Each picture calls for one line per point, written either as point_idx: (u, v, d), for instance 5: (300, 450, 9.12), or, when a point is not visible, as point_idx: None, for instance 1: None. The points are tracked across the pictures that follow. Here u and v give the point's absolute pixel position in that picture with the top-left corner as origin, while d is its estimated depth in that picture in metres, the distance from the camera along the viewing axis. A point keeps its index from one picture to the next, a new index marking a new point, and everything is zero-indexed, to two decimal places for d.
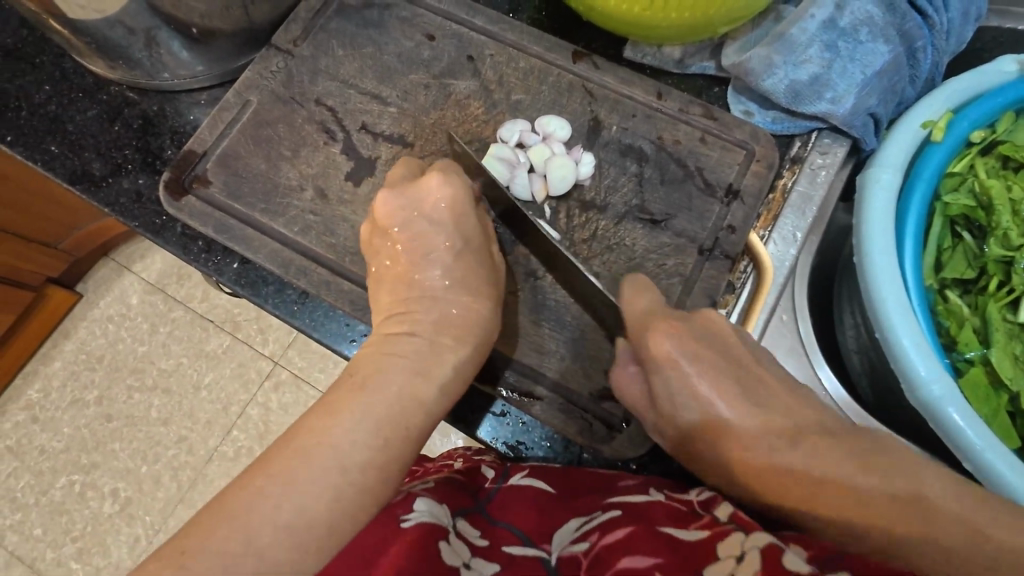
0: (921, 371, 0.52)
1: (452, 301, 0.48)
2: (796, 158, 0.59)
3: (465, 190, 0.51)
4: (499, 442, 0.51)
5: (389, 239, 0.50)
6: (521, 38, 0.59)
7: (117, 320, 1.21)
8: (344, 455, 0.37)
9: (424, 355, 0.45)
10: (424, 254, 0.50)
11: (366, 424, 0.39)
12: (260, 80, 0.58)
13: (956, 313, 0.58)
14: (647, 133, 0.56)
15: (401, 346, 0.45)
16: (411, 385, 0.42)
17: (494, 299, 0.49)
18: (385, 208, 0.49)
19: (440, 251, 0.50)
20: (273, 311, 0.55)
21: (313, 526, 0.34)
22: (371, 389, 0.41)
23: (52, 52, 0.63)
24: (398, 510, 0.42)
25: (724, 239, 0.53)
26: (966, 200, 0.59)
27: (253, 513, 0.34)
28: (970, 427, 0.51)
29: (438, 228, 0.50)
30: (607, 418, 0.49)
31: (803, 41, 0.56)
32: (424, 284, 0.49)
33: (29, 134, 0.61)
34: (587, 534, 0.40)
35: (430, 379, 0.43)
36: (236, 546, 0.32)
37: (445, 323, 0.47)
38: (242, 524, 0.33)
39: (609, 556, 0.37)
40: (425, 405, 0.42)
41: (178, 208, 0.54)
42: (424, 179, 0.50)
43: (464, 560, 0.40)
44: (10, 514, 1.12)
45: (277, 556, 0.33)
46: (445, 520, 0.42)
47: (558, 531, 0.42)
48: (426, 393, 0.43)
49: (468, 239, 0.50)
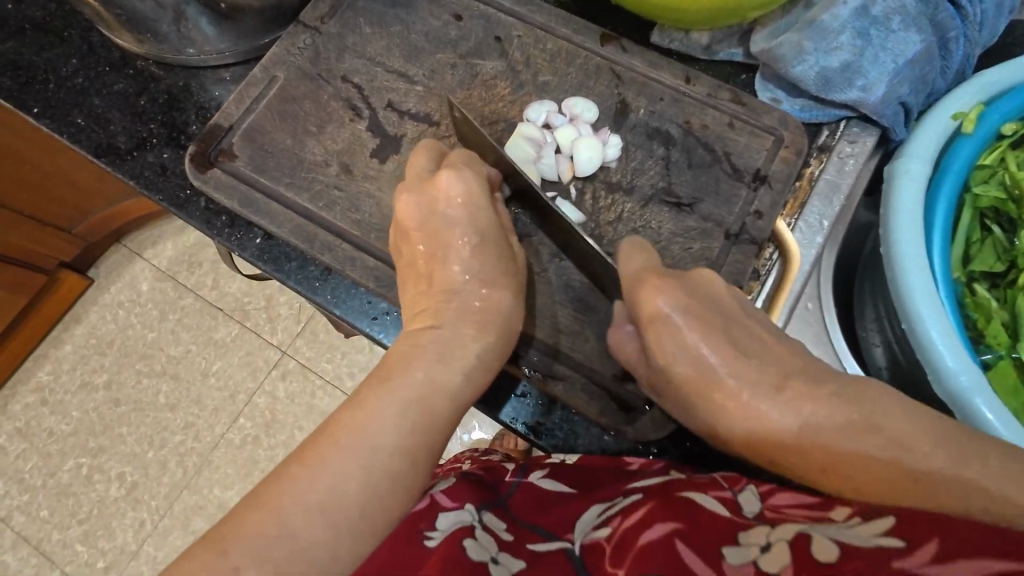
0: (948, 361, 0.51)
1: (471, 284, 0.46)
2: (824, 147, 0.59)
3: (481, 183, 0.49)
4: (519, 423, 0.51)
5: (409, 239, 0.48)
6: (549, 20, 0.59)
7: (128, 305, 1.21)
8: (373, 436, 0.36)
9: (443, 342, 0.43)
10: (444, 246, 0.47)
11: (395, 405, 0.38)
12: (287, 57, 0.58)
13: (984, 306, 0.57)
14: (675, 117, 0.55)
15: (423, 337, 0.44)
16: (433, 368, 0.41)
17: (516, 289, 0.47)
18: (405, 210, 0.48)
19: (455, 245, 0.47)
20: (295, 287, 0.55)
21: (344, 506, 0.34)
22: (397, 373, 0.41)
23: (80, 26, 0.64)
24: (421, 523, 0.42)
25: (751, 224, 0.52)
26: (996, 192, 0.58)
27: (287, 498, 0.33)
28: (999, 420, 0.50)
29: (455, 224, 0.47)
30: (630, 400, 0.49)
31: (835, 28, 0.55)
32: (445, 278, 0.47)
33: (56, 107, 0.62)
34: (608, 519, 0.39)
35: (451, 364, 0.42)
36: (271, 528, 0.32)
37: (464, 311, 0.45)
38: (277, 509, 0.33)
39: (629, 536, 0.36)
40: (451, 386, 0.41)
41: (204, 181, 0.54)
42: (438, 177, 0.48)
43: (492, 556, 0.39)
44: (18, 495, 1.12)
45: (311, 536, 0.33)
46: (470, 520, 0.42)
47: (580, 521, 0.41)
48: (445, 377, 0.41)
49: (484, 233, 0.48)
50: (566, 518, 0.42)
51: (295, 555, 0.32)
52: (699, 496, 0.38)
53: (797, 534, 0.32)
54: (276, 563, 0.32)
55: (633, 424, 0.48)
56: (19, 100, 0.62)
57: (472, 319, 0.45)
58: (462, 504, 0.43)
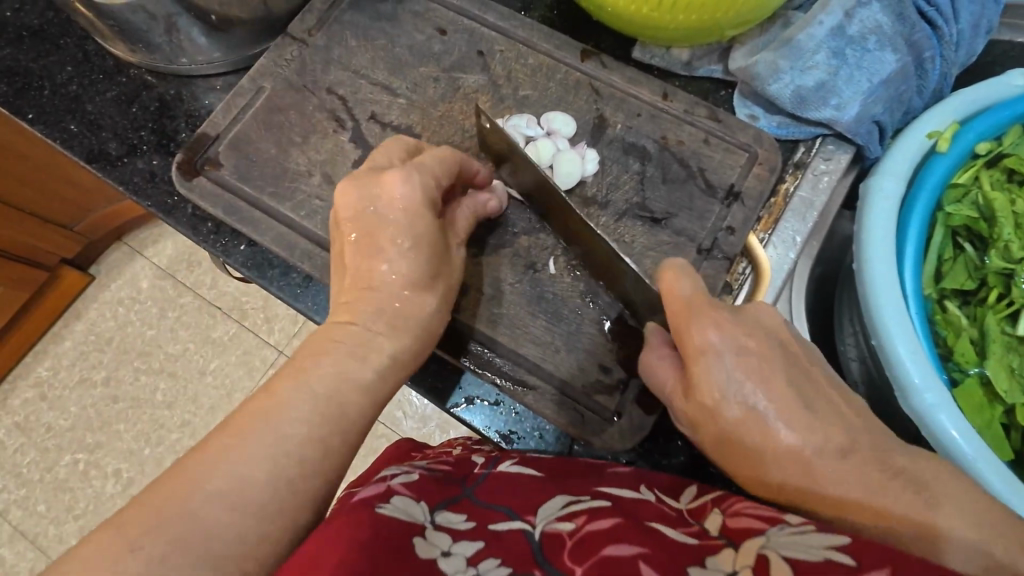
0: (915, 380, 0.52)
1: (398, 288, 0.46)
2: (799, 163, 0.60)
3: (426, 191, 0.47)
4: (492, 431, 0.52)
5: (342, 231, 0.48)
6: (531, 35, 0.60)
7: (127, 303, 1.23)
8: (278, 429, 0.38)
9: (339, 401, 0.40)
10: (366, 246, 0.47)
11: (261, 441, 0.37)
12: (275, 68, 0.60)
13: (954, 323, 0.58)
14: (651, 133, 0.56)
15: (339, 332, 0.44)
16: (339, 371, 0.42)
17: (413, 337, 0.45)
18: (344, 202, 0.48)
19: (382, 241, 0.46)
20: (277, 293, 0.56)
21: (245, 491, 0.35)
22: (312, 364, 0.42)
23: (75, 34, 0.65)
24: (372, 501, 0.39)
25: (723, 240, 0.53)
26: (968, 211, 0.59)
27: (208, 477, 0.35)
28: (962, 437, 0.50)
29: (387, 224, 0.47)
30: (600, 411, 0.50)
31: (811, 47, 0.56)
32: (353, 266, 0.47)
33: (50, 113, 0.63)
34: (572, 515, 0.38)
35: (362, 361, 0.43)
36: (172, 509, 0.33)
37: (381, 311, 0.45)
38: (200, 484, 0.35)
39: (594, 535, 0.35)
40: (365, 383, 0.42)
41: (189, 188, 0.56)
42: (383, 175, 0.47)
43: (442, 550, 0.36)
44: (16, 489, 1.14)
45: (211, 517, 0.34)
46: (421, 518, 0.39)
47: (545, 504, 0.40)
48: (361, 375, 0.42)
49: (418, 239, 0.47)
50: (528, 505, 0.40)
51: (195, 535, 0.33)
52: (669, 530, 0.37)
53: (757, 555, 0.32)
54: (172, 542, 0.32)
55: (601, 436, 0.49)
56: (15, 106, 0.63)
57: (415, 321, 0.46)
58: (417, 498, 0.41)
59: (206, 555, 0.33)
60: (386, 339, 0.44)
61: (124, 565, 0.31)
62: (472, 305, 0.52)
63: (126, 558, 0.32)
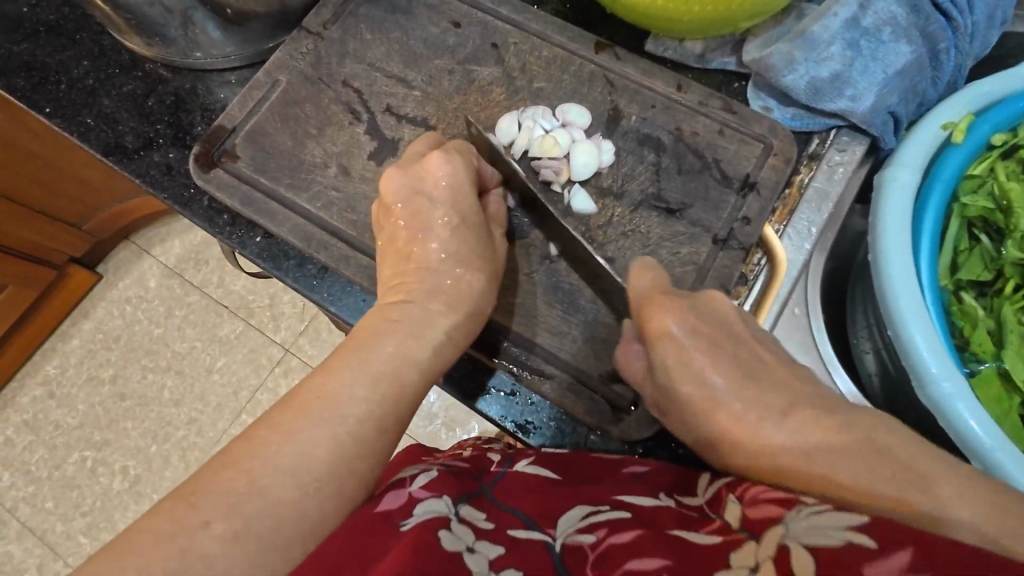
0: (933, 370, 0.52)
1: (448, 266, 0.48)
2: (814, 155, 0.60)
3: (467, 170, 0.50)
4: (508, 421, 0.52)
5: (390, 214, 0.50)
6: (545, 28, 0.60)
7: (135, 301, 1.23)
8: (339, 405, 0.38)
9: (401, 374, 0.41)
10: (418, 229, 0.49)
11: (326, 420, 0.37)
12: (290, 61, 0.60)
13: (969, 314, 0.57)
14: (666, 124, 0.56)
15: (397, 312, 0.45)
16: (397, 347, 0.43)
17: (465, 316, 0.47)
18: (389, 186, 0.50)
19: (437, 225, 0.49)
20: (292, 284, 0.56)
21: (312, 468, 0.36)
22: (370, 346, 0.42)
23: (91, 29, 0.66)
24: (394, 516, 0.39)
25: (739, 230, 0.53)
26: (984, 202, 0.58)
27: (258, 456, 0.35)
28: (981, 428, 0.50)
29: (436, 205, 0.49)
30: (616, 400, 0.49)
31: (825, 38, 0.57)
32: (406, 249, 0.49)
33: (66, 107, 0.64)
34: (594, 527, 0.37)
35: (422, 340, 0.44)
36: (241, 485, 0.34)
37: (436, 288, 0.47)
38: (247, 465, 0.35)
39: (616, 553, 0.34)
40: (420, 366, 0.43)
41: (206, 180, 0.56)
42: (426, 158, 0.50)
43: (467, 545, 0.37)
44: (24, 486, 1.15)
45: (278, 494, 0.34)
46: (446, 512, 0.40)
47: (562, 516, 0.39)
48: (416, 353, 0.43)
49: (464, 217, 0.49)
50: (548, 514, 0.40)
51: (264, 511, 0.33)
52: (692, 533, 0.36)
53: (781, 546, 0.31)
54: (243, 519, 0.33)
55: (618, 427, 0.49)
56: (32, 100, 0.64)
57: (467, 301, 0.47)
58: (439, 494, 0.41)
59: (277, 530, 0.33)
60: (443, 316, 0.46)
61: (198, 539, 0.32)
62: None
63: (196, 533, 0.32)
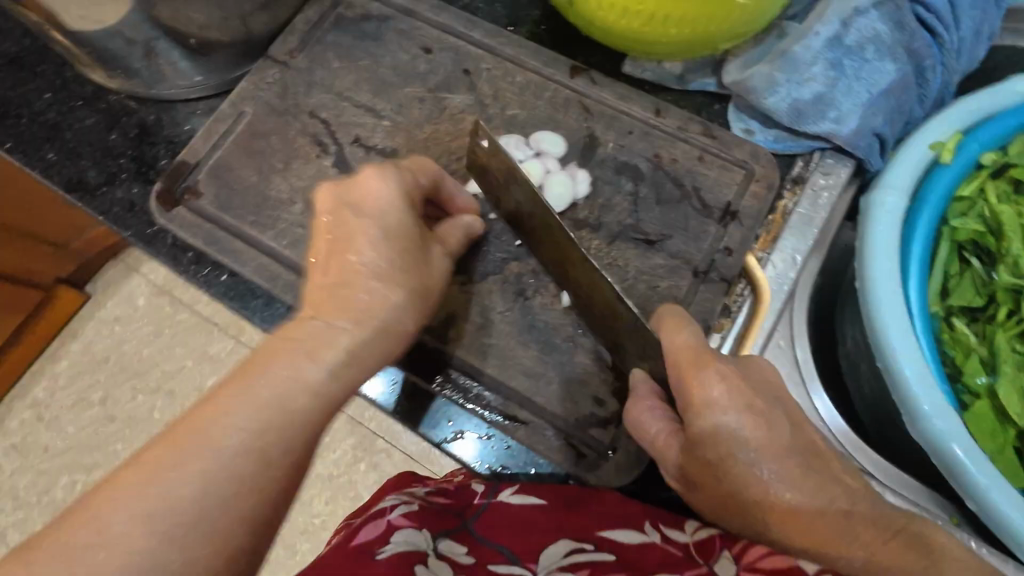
0: (923, 404, 0.49)
1: (365, 281, 0.41)
2: (798, 178, 0.58)
3: (404, 186, 0.45)
4: (484, 466, 0.48)
5: (318, 232, 0.45)
6: (519, 52, 0.59)
7: (123, 321, 1.21)
8: (216, 439, 0.34)
9: (274, 404, 0.36)
10: (339, 243, 0.43)
11: (198, 457, 0.33)
12: (256, 92, 0.58)
13: (961, 343, 0.54)
14: (644, 151, 0.55)
15: (298, 331, 0.39)
16: (292, 365, 0.37)
17: (375, 332, 0.41)
18: (321, 200, 0.45)
19: (356, 238, 0.43)
20: (260, 324, 0.52)
21: (172, 515, 0.32)
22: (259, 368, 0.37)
23: (54, 61, 0.64)
24: (372, 544, 0.37)
25: (720, 262, 0.51)
26: (974, 225, 0.56)
27: (109, 506, 0.32)
28: (976, 466, 0.48)
29: (359, 214, 0.44)
30: (593, 445, 0.47)
31: (807, 59, 0.55)
32: (326, 262, 0.43)
33: (27, 142, 0.61)
34: (578, 568, 0.37)
35: (317, 359, 0.38)
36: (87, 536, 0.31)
37: (345, 304, 0.41)
38: (96, 516, 0.32)
39: None
40: (316, 385, 0.38)
41: (168, 219, 0.54)
42: (361, 174, 0.45)
43: None
44: (12, 512, 1.12)
45: (130, 542, 0.32)
46: (426, 547, 0.38)
47: (545, 551, 0.39)
48: (311, 373, 0.38)
49: (390, 230, 0.43)
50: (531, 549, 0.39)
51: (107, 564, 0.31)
52: None
53: None
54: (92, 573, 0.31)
55: (596, 473, 0.46)
56: None
57: (385, 315, 0.41)
58: (419, 526, 0.40)
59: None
60: (347, 333, 0.40)
61: None
62: (460, 335, 0.50)
63: None
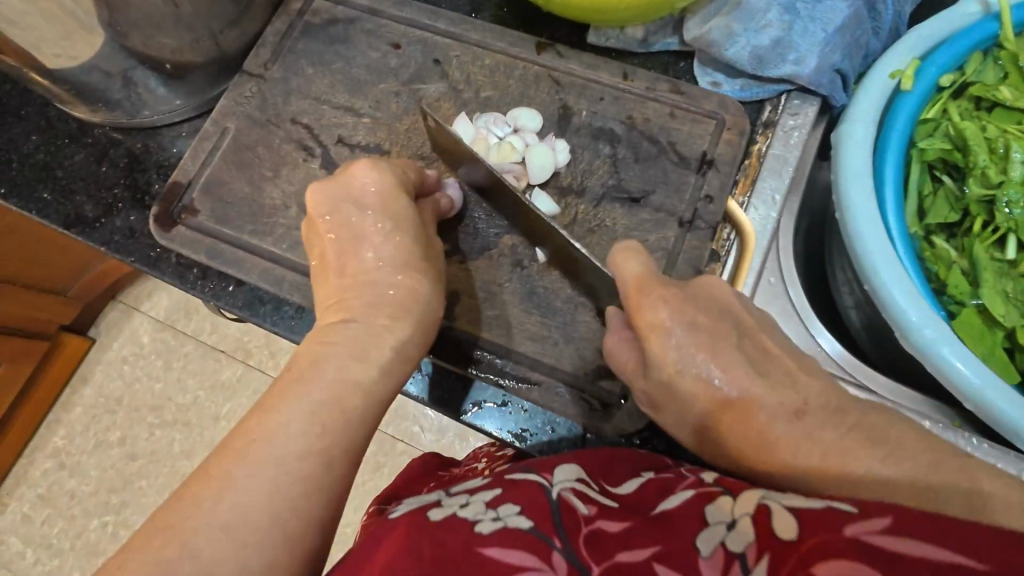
0: (912, 318, 0.52)
1: (386, 274, 0.46)
2: (768, 122, 0.60)
3: (395, 174, 0.49)
4: (505, 432, 0.50)
5: (317, 231, 0.49)
6: (484, 36, 0.60)
7: (132, 359, 1.23)
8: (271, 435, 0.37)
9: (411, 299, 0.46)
10: (348, 239, 0.47)
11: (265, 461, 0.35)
12: (236, 107, 0.60)
13: (943, 258, 0.57)
14: (617, 115, 0.57)
15: (336, 334, 0.43)
16: (340, 369, 0.41)
17: (411, 327, 0.45)
18: (316, 199, 0.48)
19: (368, 234, 0.47)
20: (271, 328, 0.55)
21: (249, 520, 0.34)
22: (313, 370, 0.41)
23: (36, 103, 0.65)
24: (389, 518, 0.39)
25: (703, 210, 0.53)
26: (941, 144, 0.58)
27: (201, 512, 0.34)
28: (971, 370, 0.50)
29: (364, 211, 0.47)
30: (604, 396, 0.50)
31: (761, 7, 0.57)
32: (337, 264, 0.48)
33: (21, 184, 0.63)
34: (586, 495, 0.37)
35: (365, 361, 0.42)
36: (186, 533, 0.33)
37: (375, 302, 0.45)
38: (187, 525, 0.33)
39: (606, 536, 0.34)
40: (368, 384, 0.41)
41: (170, 239, 0.56)
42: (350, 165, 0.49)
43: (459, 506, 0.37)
44: (48, 561, 1.13)
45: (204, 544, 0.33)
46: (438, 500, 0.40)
47: (562, 468, 0.40)
48: (361, 375, 0.41)
49: (397, 220, 0.47)
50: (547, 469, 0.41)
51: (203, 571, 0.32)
52: (671, 502, 0.37)
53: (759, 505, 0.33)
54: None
55: (612, 419, 0.49)
56: None
57: (411, 308, 0.45)
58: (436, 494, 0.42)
59: None
60: (387, 330, 0.44)
61: None
62: (465, 310, 0.52)
63: None
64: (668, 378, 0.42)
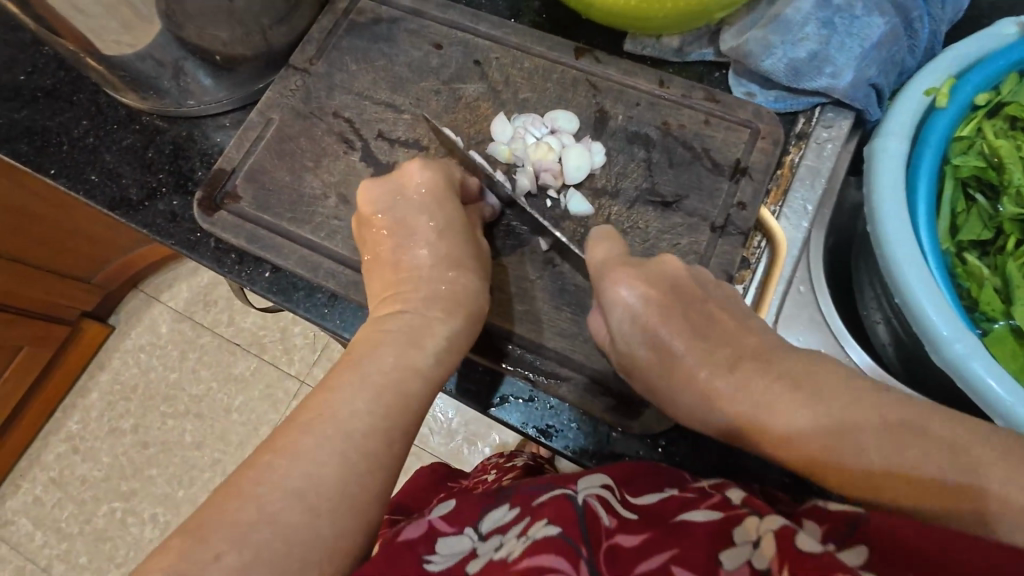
0: (943, 331, 0.52)
1: (438, 269, 0.48)
2: (801, 134, 0.60)
3: (444, 172, 0.52)
4: (530, 427, 0.51)
5: (371, 224, 0.51)
6: (524, 40, 0.62)
7: (149, 348, 1.25)
8: (335, 412, 0.38)
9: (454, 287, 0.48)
10: (402, 233, 0.50)
11: (329, 434, 0.37)
12: (281, 99, 0.62)
13: (975, 274, 0.57)
14: (653, 120, 0.58)
15: (392, 322, 0.45)
16: (399, 355, 0.42)
17: (464, 320, 0.46)
18: (368, 195, 0.50)
19: (419, 229, 0.50)
20: (304, 315, 0.57)
21: (322, 488, 0.35)
22: (366, 359, 0.42)
23: (88, 89, 0.68)
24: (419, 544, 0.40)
25: (736, 216, 0.54)
26: (976, 161, 0.58)
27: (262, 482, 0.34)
28: (1001, 385, 0.50)
29: (417, 209, 0.50)
30: (631, 395, 0.50)
31: (798, 20, 0.58)
32: (392, 258, 0.50)
33: (70, 166, 0.65)
34: (606, 506, 0.38)
35: (422, 349, 0.43)
36: (250, 499, 0.34)
37: (429, 296, 0.47)
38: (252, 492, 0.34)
39: (627, 552, 0.35)
40: (426, 370, 0.43)
41: (212, 223, 0.57)
42: (404, 164, 0.51)
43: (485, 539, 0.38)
44: (57, 544, 1.14)
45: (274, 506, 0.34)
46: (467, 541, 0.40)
47: (584, 479, 0.40)
48: (418, 360, 0.43)
49: (448, 220, 0.50)
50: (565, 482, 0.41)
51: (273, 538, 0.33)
52: (693, 513, 0.37)
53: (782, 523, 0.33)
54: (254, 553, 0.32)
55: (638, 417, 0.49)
56: (37, 163, 0.65)
57: (461, 301, 0.47)
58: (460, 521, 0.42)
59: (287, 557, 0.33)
60: (440, 322, 0.45)
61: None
62: (497, 305, 0.53)
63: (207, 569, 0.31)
64: (702, 374, 0.43)
